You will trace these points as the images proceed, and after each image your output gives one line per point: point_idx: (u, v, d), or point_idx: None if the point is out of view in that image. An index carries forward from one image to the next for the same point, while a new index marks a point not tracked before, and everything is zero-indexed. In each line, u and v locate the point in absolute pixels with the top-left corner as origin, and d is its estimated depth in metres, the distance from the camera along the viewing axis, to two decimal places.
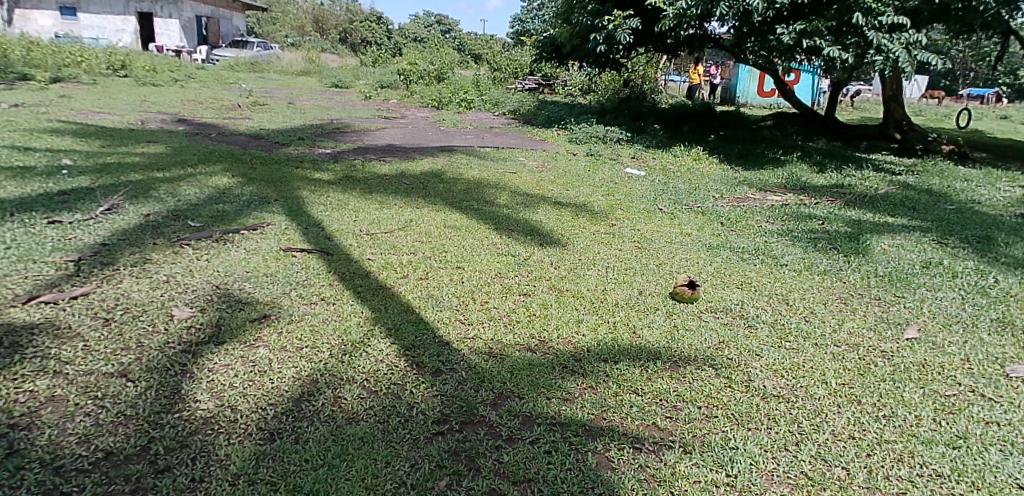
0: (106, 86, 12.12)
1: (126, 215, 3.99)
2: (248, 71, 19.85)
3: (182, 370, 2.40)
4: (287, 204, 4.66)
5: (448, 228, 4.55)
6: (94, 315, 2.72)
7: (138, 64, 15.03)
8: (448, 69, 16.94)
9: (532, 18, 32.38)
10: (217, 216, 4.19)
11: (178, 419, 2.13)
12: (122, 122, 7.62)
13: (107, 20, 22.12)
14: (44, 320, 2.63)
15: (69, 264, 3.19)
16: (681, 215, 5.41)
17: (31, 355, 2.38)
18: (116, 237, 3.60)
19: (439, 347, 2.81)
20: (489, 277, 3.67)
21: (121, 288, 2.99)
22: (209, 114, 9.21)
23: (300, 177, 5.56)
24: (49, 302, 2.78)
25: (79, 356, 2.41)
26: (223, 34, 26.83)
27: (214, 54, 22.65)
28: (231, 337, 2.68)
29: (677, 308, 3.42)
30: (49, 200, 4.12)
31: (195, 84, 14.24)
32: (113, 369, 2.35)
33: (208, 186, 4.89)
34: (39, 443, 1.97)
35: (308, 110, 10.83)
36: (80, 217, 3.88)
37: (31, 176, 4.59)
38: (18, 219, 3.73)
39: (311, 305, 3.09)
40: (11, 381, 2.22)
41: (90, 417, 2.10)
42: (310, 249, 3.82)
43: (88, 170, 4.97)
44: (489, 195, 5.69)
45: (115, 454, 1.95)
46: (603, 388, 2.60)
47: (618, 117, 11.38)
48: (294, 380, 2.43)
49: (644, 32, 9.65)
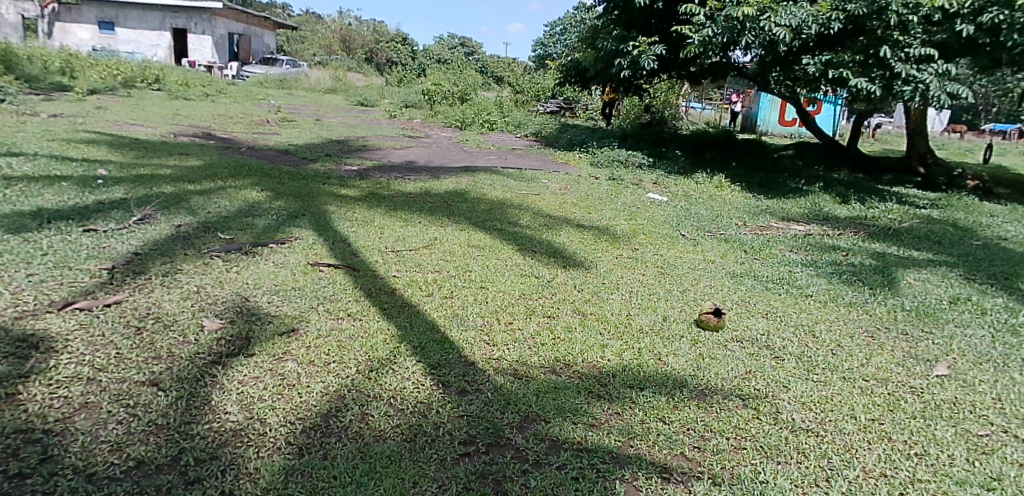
0: (140, 98, 12.42)
1: (158, 226, 4.05)
2: (277, 87, 20.21)
3: (212, 381, 2.41)
4: (315, 219, 4.71)
5: (472, 247, 4.56)
6: (127, 323, 2.74)
7: (171, 78, 15.32)
8: (471, 91, 17.14)
9: (555, 42, 32.77)
10: (246, 229, 4.23)
11: (208, 430, 2.13)
12: (155, 135, 7.76)
13: (142, 35, 22.71)
14: (79, 327, 2.66)
15: (103, 272, 3.23)
16: (704, 242, 5.39)
17: (66, 361, 2.40)
18: (149, 247, 3.65)
19: (464, 367, 2.79)
20: (512, 298, 3.66)
21: (152, 298, 3.02)
22: (240, 129, 9.37)
23: (327, 193, 5.62)
24: (83, 309, 2.81)
25: (112, 364, 2.43)
26: (255, 51, 27.38)
27: (244, 70, 23.01)
28: (261, 350, 2.69)
29: (702, 336, 3.39)
30: (85, 209, 4.18)
31: (226, 98, 14.52)
32: (145, 378, 2.36)
33: (238, 199, 4.94)
34: (72, 450, 1.97)
35: (335, 127, 10.99)
36: (114, 226, 3.94)
37: (68, 185, 4.68)
38: (56, 226, 3.79)
39: (338, 320, 3.10)
40: (47, 387, 2.23)
41: (122, 425, 2.10)
42: (336, 264, 3.84)
43: (123, 181, 5.05)
44: (512, 215, 5.72)
45: (146, 463, 1.95)
46: (629, 415, 2.57)
47: (640, 143, 11.41)
48: (322, 395, 2.43)
49: (669, 59, 9.69)
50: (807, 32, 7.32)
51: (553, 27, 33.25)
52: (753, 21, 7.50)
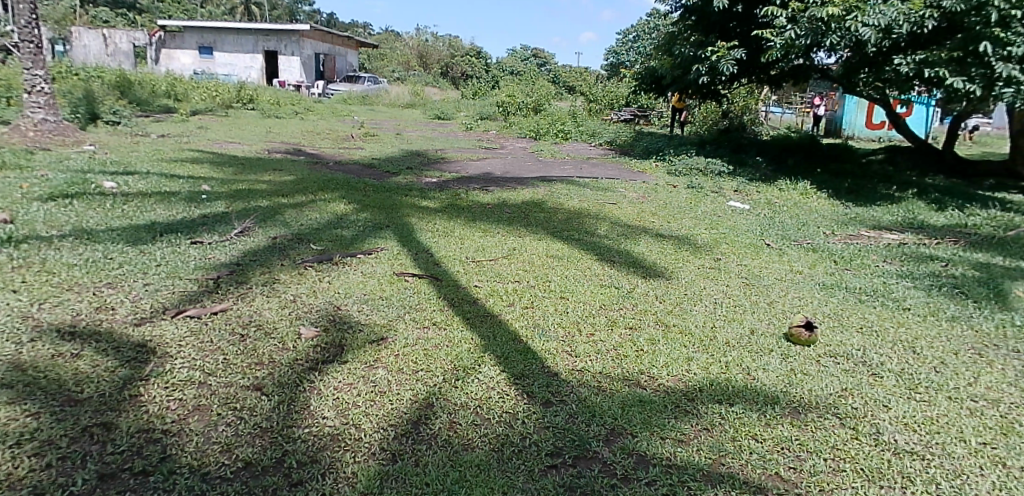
0: (236, 118, 13.21)
1: (256, 238, 4.28)
2: (359, 103, 21.01)
3: (310, 387, 2.51)
4: (398, 230, 4.85)
5: (551, 257, 4.57)
6: (232, 330, 2.91)
7: (264, 98, 16.21)
8: (545, 101, 17.22)
9: (628, 50, 32.48)
10: (335, 240, 4.41)
11: (308, 434, 2.23)
12: (251, 152, 8.23)
13: (237, 58, 24.14)
14: (190, 333, 2.84)
15: (210, 281, 3.45)
16: (790, 252, 5.19)
17: (180, 365, 2.57)
18: (248, 258, 3.87)
19: (548, 378, 2.80)
20: (593, 308, 3.64)
21: (254, 306, 3.19)
22: (326, 145, 9.79)
23: (409, 205, 5.78)
24: (194, 316, 3.00)
25: (220, 368, 2.58)
26: (339, 69, 28.57)
27: (329, 88, 24.03)
28: (354, 357, 2.79)
29: (793, 350, 3.25)
30: (192, 223, 4.48)
31: (313, 115, 15.22)
32: (250, 383, 2.50)
33: (327, 211, 5.16)
34: (188, 450, 2.10)
35: (414, 140, 11.30)
36: (217, 238, 4.20)
37: (177, 201, 5.02)
38: (168, 239, 4.08)
39: (424, 329, 3.17)
40: (164, 389, 2.39)
41: (231, 427, 2.23)
42: (420, 274, 3.94)
43: (224, 196, 5.37)
44: (590, 225, 5.69)
45: (253, 465, 2.06)
46: (719, 431, 2.50)
47: (718, 149, 11.13)
48: (412, 403, 2.49)
49: (749, 63, 9.42)
50: (898, 31, 6.97)
51: (626, 35, 32.89)
52: (839, 22, 7.21)
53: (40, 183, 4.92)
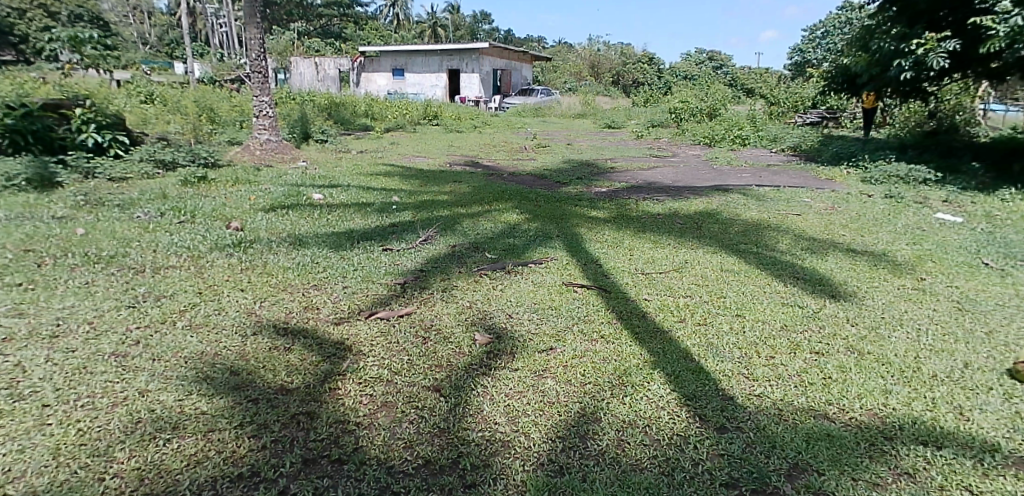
0: (422, 133, 14.24)
1: (438, 246, 4.57)
2: (531, 115, 21.65)
3: (483, 392, 2.63)
4: (568, 240, 4.91)
5: (726, 272, 4.34)
6: (415, 333, 3.13)
7: (446, 114, 17.31)
8: (721, 106, 16.45)
9: (816, 47, 29.99)
10: (508, 250, 4.56)
11: (481, 438, 2.32)
12: (434, 165, 8.81)
13: (425, 77, 26.04)
14: (380, 334, 3.10)
15: (397, 286, 3.74)
16: (1018, 273, 4.43)
17: (371, 363, 2.81)
18: (430, 264, 4.14)
19: (722, 402, 2.65)
20: (773, 329, 3.39)
21: (435, 311, 3.40)
22: (501, 156, 10.20)
23: (579, 215, 5.82)
24: (383, 318, 3.28)
25: (405, 369, 2.78)
26: (514, 83, 29.65)
27: (505, 101, 25.00)
28: (524, 365, 2.86)
29: (1022, 391, 2.77)
30: (383, 231, 4.90)
31: (489, 129, 15.95)
32: (430, 384, 2.67)
33: (501, 221, 5.37)
34: (376, 443, 2.27)
35: (584, 150, 11.38)
36: (404, 246, 4.54)
37: (371, 211, 5.52)
38: (363, 246, 4.50)
39: (593, 342, 3.16)
40: (357, 384, 2.62)
41: (413, 424, 2.39)
42: (589, 285, 3.94)
43: (411, 206, 5.81)
44: (769, 237, 5.32)
45: (432, 463, 2.19)
46: (924, 479, 2.20)
47: (925, 153, 9.85)
48: (580, 416, 2.50)
49: (964, 55, 8.24)
50: None
51: (814, 30, 30.31)
52: None
53: (263, 195, 5.68)
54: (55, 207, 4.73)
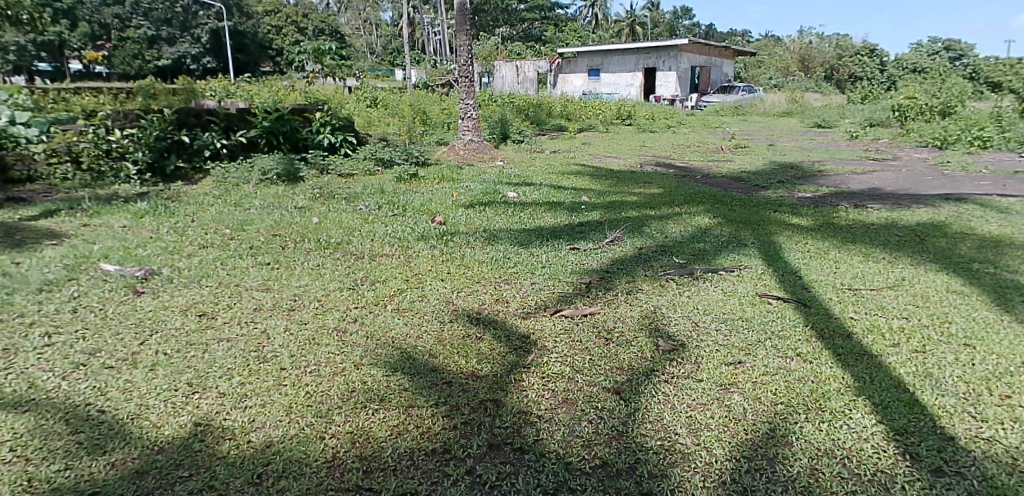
0: (615, 133, 14.23)
1: (624, 247, 4.56)
2: (730, 114, 20.57)
3: (664, 399, 2.59)
4: (764, 248, 4.61)
5: (955, 294, 3.78)
6: (598, 334, 3.16)
7: (640, 114, 17.10)
8: (962, 100, 14.24)
9: None
10: (698, 255, 4.41)
11: (659, 447, 2.30)
12: (625, 165, 8.77)
13: (620, 77, 25.90)
14: (564, 331, 3.18)
15: (583, 285, 3.81)
16: None
17: (555, 359, 2.89)
18: (616, 266, 4.15)
19: (940, 442, 2.34)
20: (1014, 365, 2.89)
21: (619, 313, 3.41)
22: (695, 157, 9.84)
23: (778, 221, 5.44)
24: (567, 316, 3.36)
25: (586, 367, 2.83)
26: (713, 81, 28.34)
27: (702, 99, 23.97)
28: (708, 377, 2.77)
29: None
30: (572, 230, 5.00)
31: (684, 128, 15.46)
32: (611, 385, 2.69)
33: (691, 225, 5.20)
34: (556, 437, 2.34)
35: (789, 151, 10.56)
36: (592, 245, 4.60)
37: (561, 210, 5.66)
38: (552, 243, 4.63)
39: (787, 359, 2.95)
40: (541, 378, 2.72)
41: (592, 424, 2.43)
42: (786, 297, 3.68)
43: (599, 206, 5.85)
44: (1017, 257, 4.53)
45: (609, 465, 2.22)
46: None
47: None
48: (767, 437, 2.36)
49: None
50: None
51: None
52: None
53: (464, 192, 6.09)
54: (296, 199, 5.51)
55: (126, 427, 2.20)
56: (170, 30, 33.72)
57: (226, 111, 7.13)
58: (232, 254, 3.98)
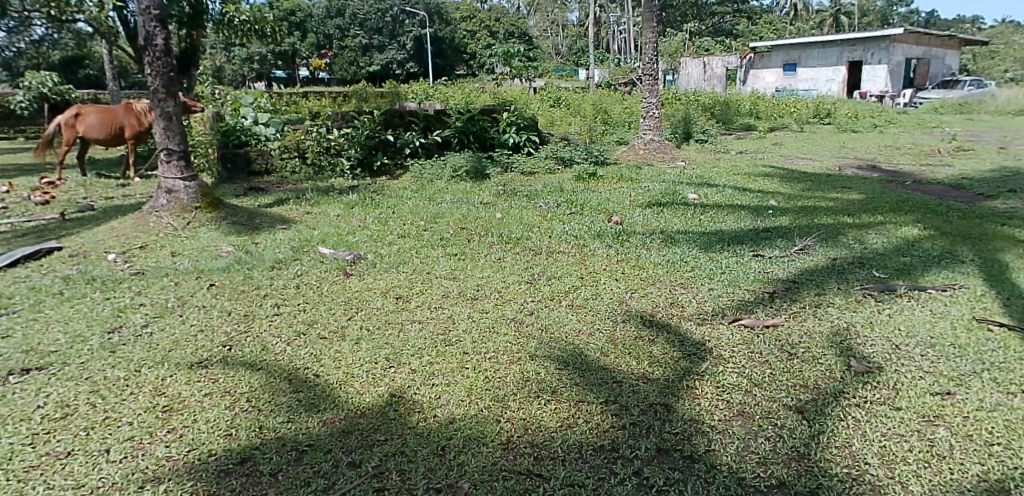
0: (810, 133, 13.13)
1: (815, 257, 4.24)
2: (954, 111, 18.00)
3: (854, 425, 2.40)
4: (988, 267, 4.02)
5: None
6: (781, 347, 2.99)
7: (841, 112, 15.60)
8: None
9: None
10: (902, 270, 3.96)
11: (846, 474, 2.14)
12: (820, 168, 8.08)
13: (820, 71, 23.69)
14: (743, 342, 3.05)
15: (765, 295, 3.62)
16: None
17: (731, 369, 2.80)
18: (804, 276, 3.88)
19: None
20: None
21: (805, 327, 3.20)
22: (906, 160, 8.78)
23: (1008, 236, 4.69)
24: (747, 326, 3.22)
25: (765, 382, 2.70)
26: (931, 74, 24.82)
27: (917, 96, 21.07)
28: (909, 406, 2.51)
29: None
30: (755, 235, 4.75)
31: (895, 128, 13.82)
32: (792, 404, 2.54)
33: (896, 236, 4.68)
34: (729, 450, 2.27)
35: None
36: (778, 253, 4.33)
37: (744, 214, 5.39)
38: (733, 249, 4.44)
39: (1010, 395, 2.57)
40: (715, 387, 2.65)
41: (769, 441, 2.32)
42: (1013, 325, 3.18)
43: (788, 211, 5.47)
44: None
45: (787, 486, 2.10)
46: None
47: None
48: (980, 481, 2.09)
49: None
50: None
51: None
52: None
53: (642, 193, 6.04)
54: (482, 195, 5.85)
55: (334, 392, 2.47)
56: (381, 38, 37.50)
57: (425, 111, 7.68)
58: (425, 244, 4.35)
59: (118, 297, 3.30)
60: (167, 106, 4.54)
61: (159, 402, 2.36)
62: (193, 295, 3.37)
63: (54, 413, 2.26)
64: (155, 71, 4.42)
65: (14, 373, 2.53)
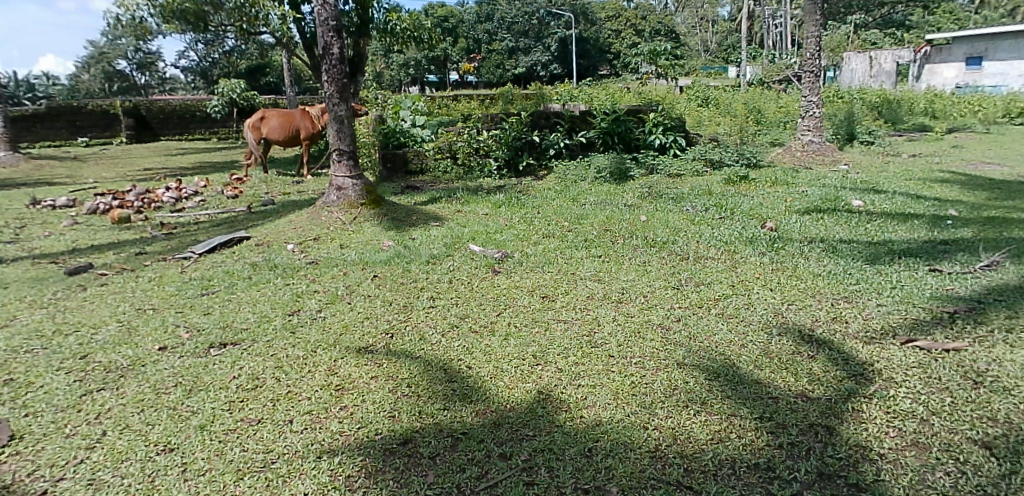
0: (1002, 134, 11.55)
1: (1007, 274, 3.73)
2: None
3: None
4: None
5: None
6: (964, 374, 2.68)
7: None
8: None
9: None
10: None
11: None
12: (1015, 174, 7.09)
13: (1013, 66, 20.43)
14: (918, 365, 2.77)
15: (944, 314, 3.25)
16: None
17: (904, 395, 2.54)
18: (993, 295, 3.44)
19: None
20: None
21: (994, 354, 2.83)
22: None
23: None
24: (923, 348, 2.91)
25: (946, 411, 2.43)
26: None
27: None
28: None
29: None
30: (932, 248, 4.27)
31: None
32: (979, 438, 2.27)
33: None
34: (901, 482, 2.08)
35: None
36: (960, 269, 3.87)
37: (918, 223, 4.86)
38: (905, 262, 4.03)
39: None
40: (885, 413, 2.43)
41: (950, 477, 2.09)
42: None
43: (973, 222, 4.87)
44: None
45: None
46: None
47: None
48: None
49: None
50: None
51: None
52: None
53: (799, 198, 5.65)
54: (626, 197, 5.80)
55: (484, 385, 2.57)
56: (527, 41, 38.27)
57: (571, 113, 7.71)
58: (569, 245, 4.39)
59: (296, 283, 3.67)
60: (339, 110, 4.96)
61: (332, 381, 2.60)
62: (359, 285, 3.66)
63: (247, 384, 2.56)
64: (330, 77, 4.84)
65: (214, 346, 2.88)
